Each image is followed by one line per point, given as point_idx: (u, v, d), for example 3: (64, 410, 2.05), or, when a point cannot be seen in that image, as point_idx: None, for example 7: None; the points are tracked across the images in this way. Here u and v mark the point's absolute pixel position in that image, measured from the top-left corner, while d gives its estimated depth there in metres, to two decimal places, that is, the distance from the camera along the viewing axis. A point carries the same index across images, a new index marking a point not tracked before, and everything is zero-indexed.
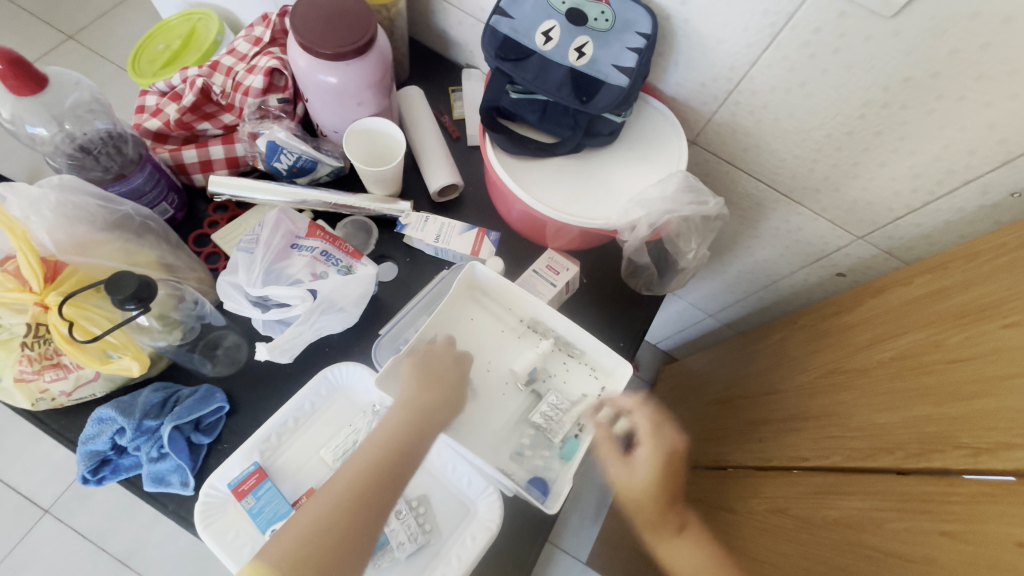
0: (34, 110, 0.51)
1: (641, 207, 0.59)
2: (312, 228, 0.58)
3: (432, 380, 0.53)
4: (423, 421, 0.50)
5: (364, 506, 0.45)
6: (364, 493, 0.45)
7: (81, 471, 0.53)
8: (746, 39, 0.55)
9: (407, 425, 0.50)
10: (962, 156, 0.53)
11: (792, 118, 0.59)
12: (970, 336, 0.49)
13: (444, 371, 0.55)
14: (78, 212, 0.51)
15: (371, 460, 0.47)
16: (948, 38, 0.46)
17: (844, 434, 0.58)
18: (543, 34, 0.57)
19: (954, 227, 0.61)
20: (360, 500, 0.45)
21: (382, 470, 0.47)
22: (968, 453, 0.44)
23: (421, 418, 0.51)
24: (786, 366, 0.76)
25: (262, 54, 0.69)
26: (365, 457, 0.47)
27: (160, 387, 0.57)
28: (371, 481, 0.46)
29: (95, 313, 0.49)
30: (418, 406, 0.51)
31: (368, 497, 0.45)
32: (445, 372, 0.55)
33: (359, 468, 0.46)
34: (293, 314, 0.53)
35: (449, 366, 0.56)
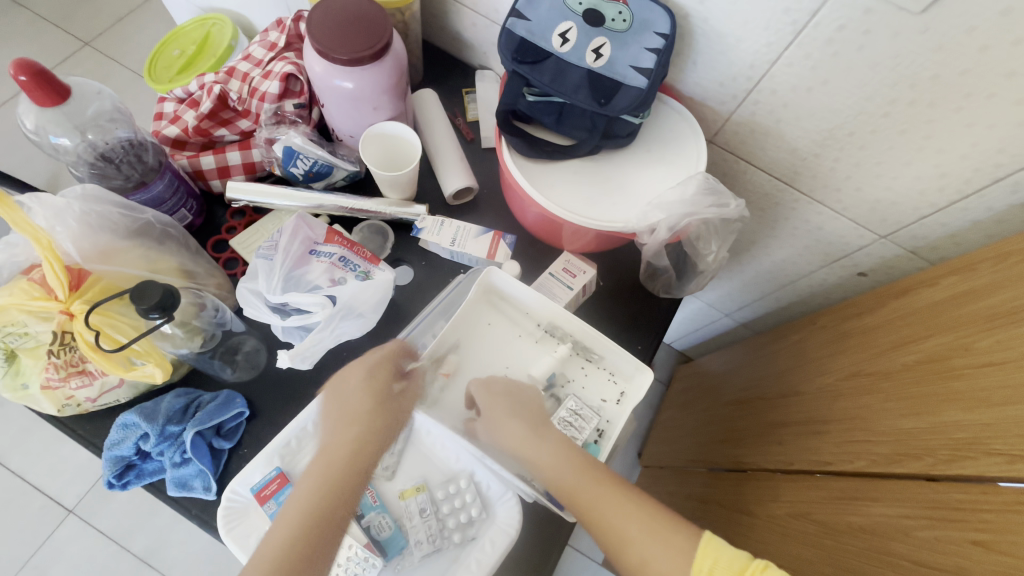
0: (57, 120, 0.52)
1: (661, 210, 0.58)
2: (331, 234, 0.58)
3: (360, 415, 0.53)
4: (353, 459, 0.51)
5: (319, 538, 0.46)
6: (321, 521, 0.47)
7: (107, 475, 0.54)
8: (766, 38, 0.54)
9: (339, 465, 0.50)
10: (991, 154, 0.52)
11: (814, 117, 0.58)
12: (1001, 340, 0.48)
13: (373, 402, 0.54)
14: (101, 221, 0.52)
15: (321, 486, 0.48)
16: (979, 35, 0.45)
17: (868, 439, 0.57)
18: (560, 35, 0.56)
19: (981, 226, 0.59)
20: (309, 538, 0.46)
21: (329, 498, 0.48)
22: (1002, 460, 0.43)
23: (350, 458, 0.51)
24: (806, 368, 0.74)
25: (278, 59, 0.69)
26: (310, 483, 0.49)
27: (182, 393, 0.58)
28: (320, 508, 0.47)
29: (120, 321, 0.50)
30: (347, 445, 0.51)
31: (314, 526, 0.46)
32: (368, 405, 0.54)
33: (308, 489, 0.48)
34: (313, 321, 0.54)
35: (378, 398, 0.55)
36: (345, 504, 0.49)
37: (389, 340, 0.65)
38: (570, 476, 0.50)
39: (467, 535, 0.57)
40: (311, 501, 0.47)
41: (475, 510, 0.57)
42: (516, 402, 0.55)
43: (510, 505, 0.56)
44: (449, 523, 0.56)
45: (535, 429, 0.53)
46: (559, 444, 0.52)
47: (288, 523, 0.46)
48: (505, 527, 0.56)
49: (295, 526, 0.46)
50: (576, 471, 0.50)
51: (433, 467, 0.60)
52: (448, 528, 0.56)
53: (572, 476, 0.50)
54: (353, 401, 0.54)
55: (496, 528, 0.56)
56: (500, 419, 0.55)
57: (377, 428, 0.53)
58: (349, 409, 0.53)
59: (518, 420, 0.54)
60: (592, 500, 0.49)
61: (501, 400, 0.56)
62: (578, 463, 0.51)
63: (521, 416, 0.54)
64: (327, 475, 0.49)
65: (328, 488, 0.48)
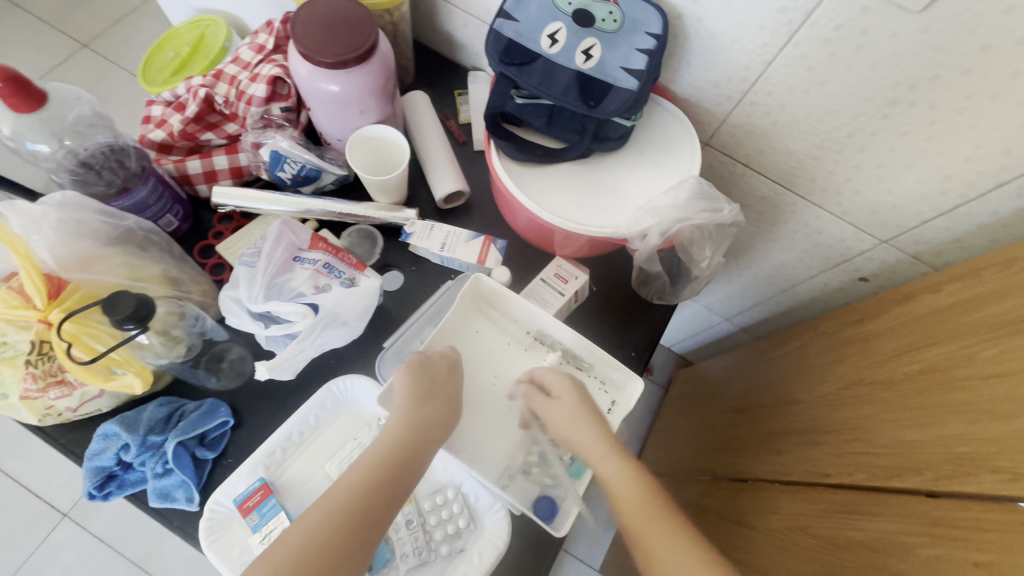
0: (34, 127, 0.51)
1: (652, 215, 0.57)
2: (315, 240, 0.57)
3: (435, 394, 0.51)
4: (421, 437, 0.48)
5: (372, 517, 0.43)
6: (375, 496, 0.44)
7: (87, 487, 0.53)
8: (762, 38, 0.52)
9: (404, 441, 0.48)
10: (995, 157, 0.50)
11: (812, 118, 0.57)
12: (1006, 351, 0.46)
13: (446, 386, 0.52)
14: (81, 228, 0.51)
15: (385, 459, 0.46)
16: (982, 34, 0.43)
17: (869, 451, 0.55)
18: (549, 36, 0.55)
19: (986, 231, 0.57)
20: (359, 516, 0.43)
21: (389, 475, 0.46)
22: (1006, 477, 0.41)
23: (415, 436, 0.48)
24: (806, 375, 0.72)
25: (265, 61, 0.68)
26: (372, 458, 0.46)
27: (165, 402, 0.57)
28: (377, 488, 0.45)
29: (98, 330, 0.49)
30: (416, 422, 0.49)
31: (370, 502, 0.44)
32: (444, 387, 0.52)
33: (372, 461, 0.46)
34: (294, 330, 0.52)
35: (450, 382, 0.53)
36: (402, 481, 0.46)
37: (376, 347, 0.64)
38: (637, 510, 0.46)
39: (455, 546, 0.55)
40: (370, 474, 0.45)
41: (463, 521, 0.56)
42: (589, 407, 0.52)
43: (498, 516, 0.55)
44: (440, 532, 0.55)
45: (607, 446, 0.50)
46: (635, 473, 0.48)
47: (345, 494, 0.44)
48: (493, 539, 0.55)
49: (351, 497, 0.43)
50: (645, 506, 0.46)
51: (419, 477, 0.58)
52: (435, 540, 0.55)
53: (640, 511, 0.46)
54: (431, 379, 0.52)
55: (484, 540, 0.55)
56: (572, 421, 0.52)
57: (445, 412, 0.51)
58: (424, 385, 0.51)
59: (597, 431, 0.51)
60: (654, 541, 0.44)
61: (571, 397, 0.53)
62: (651, 501, 0.47)
63: (592, 421, 0.52)
64: (390, 455, 0.47)
65: (389, 461, 0.46)
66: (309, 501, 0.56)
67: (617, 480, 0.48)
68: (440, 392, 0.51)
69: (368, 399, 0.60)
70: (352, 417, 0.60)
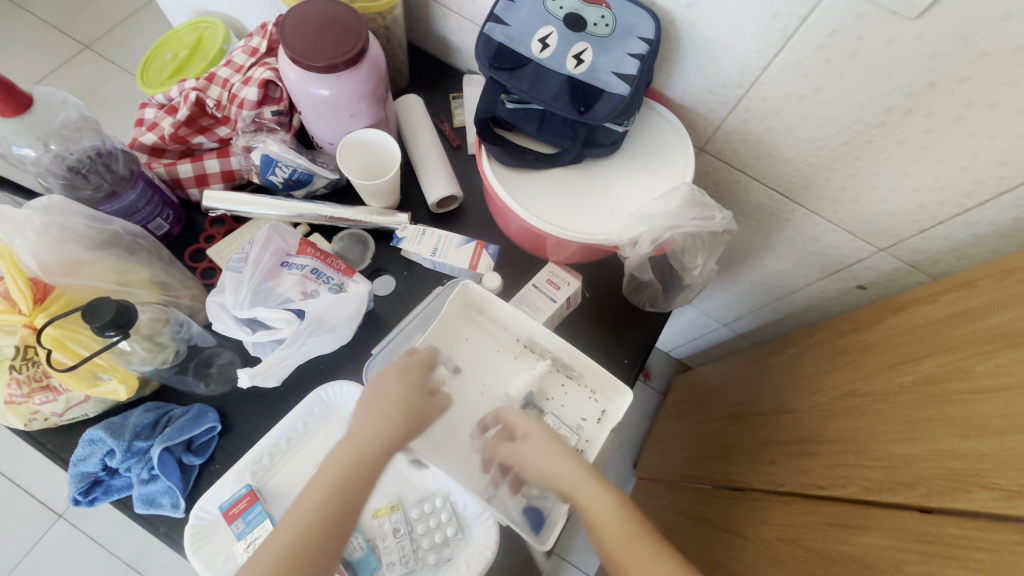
0: (20, 131, 0.50)
1: (643, 223, 0.56)
2: (303, 245, 0.57)
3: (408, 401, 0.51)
4: (366, 446, 0.48)
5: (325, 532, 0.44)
6: (332, 516, 0.44)
7: (72, 493, 0.53)
8: (756, 44, 0.51)
9: (359, 450, 0.48)
10: (993, 167, 0.49)
11: (807, 125, 0.56)
12: (1001, 364, 0.45)
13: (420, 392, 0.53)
14: (66, 233, 0.51)
15: (341, 474, 0.46)
16: (978, 41, 0.42)
17: (862, 463, 0.55)
18: (540, 41, 0.54)
19: (984, 241, 0.56)
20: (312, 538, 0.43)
21: (342, 493, 0.45)
22: (999, 495, 0.40)
23: (363, 451, 0.48)
24: (801, 384, 0.72)
25: (258, 65, 0.68)
26: (333, 471, 0.46)
27: (151, 408, 0.56)
28: (330, 505, 0.45)
29: (83, 335, 0.48)
30: (356, 441, 0.48)
31: (317, 523, 0.44)
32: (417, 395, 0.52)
33: (330, 477, 0.46)
34: (279, 337, 0.52)
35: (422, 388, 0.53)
36: (360, 492, 0.46)
37: (366, 353, 0.64)
38: (619, 540, 0.46)
39: (442, 555, 0.54)
40: (326, 491, 0.45)
41: (451, 530, 0.55)
42: (555, 441, 0.52)
43: (486, 525, 0.55)
44: (427, 540, 0.54)
45: (586, 473, 0.49)
46: (618, 504, 0.48)
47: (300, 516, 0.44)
48: (481, 548, 0.54)
49: (301, 521, 0.43)
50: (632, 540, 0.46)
51: (408, 484, 0.57)
52: (423, 548, 0.54)
53: (626, 546, 0.46)
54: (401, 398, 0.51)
55: (471, 550, 0.54)
56: (544, 457, 0.51)
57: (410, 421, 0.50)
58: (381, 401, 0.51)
59: (573, 463, 0.50)
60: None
61: (539, 433, 0.52)
62: (632, 532, 0.47)
63: (562, 453, 0.51)
64: (348, 467, 0.47)
65: (345, 476, 0.46)
66: None
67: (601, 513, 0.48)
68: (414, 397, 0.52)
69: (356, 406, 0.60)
70: (340, 423, 0.60)
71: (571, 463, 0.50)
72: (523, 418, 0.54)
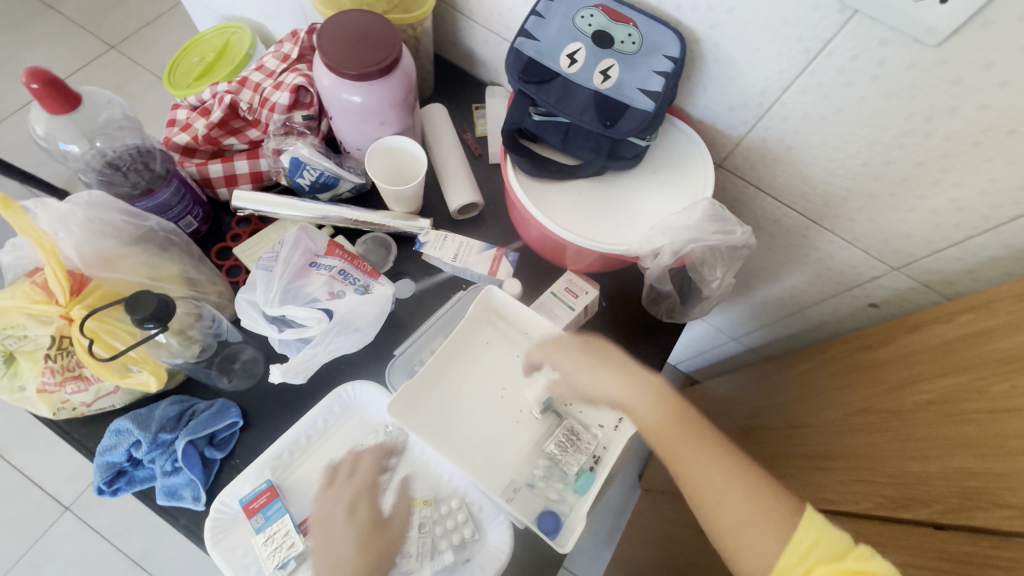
0: (66, 128, 0.53)
1: (665, 235, 0.57)
2: (332, 246, 0.58)
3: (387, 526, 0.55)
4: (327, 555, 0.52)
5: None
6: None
7: (97, 482, 0.54)
8: (779, 65, 0.53)
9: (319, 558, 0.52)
10: (1009, 191, 0.50)
11: (826, 145, 0.57)
12: (1016, 385, 0.46)
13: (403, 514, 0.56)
14: (105, 228, 0.52)
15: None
16: (998, 70, 0.43)
17: (875, 480, 0.56)
18: (568, 56, 0.56)
19: (999, 263, 0.57)
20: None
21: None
22: (1014, 513, 0.41)
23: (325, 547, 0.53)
24: (814, 400, 0.72)
25: (289, 70, 0.70)
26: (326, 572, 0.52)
27: (177, 401, 0.58)
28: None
29: (117, 328, 0.50)
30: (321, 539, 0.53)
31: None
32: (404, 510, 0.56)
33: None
34: (308, 335, 0.54)
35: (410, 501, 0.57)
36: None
37: (386, 355, 0.65)
38: (666, 433, 0.53)
39: (461, 556, 0.55)
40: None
41: (467, 531, 0.55)
42: (595, 363, 0.56)
43: (502, 528, 0.55)
44: (445, 542, 0.55)
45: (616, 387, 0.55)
46: (662, 408, 0.54)
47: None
48: (496, 551, 0.55)
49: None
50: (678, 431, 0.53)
51: (426, 484, 0.58)
52: (439, 549, 0.54)
53: (672, 434, 0.53)
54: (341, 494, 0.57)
55: (486, 552, 0.55)
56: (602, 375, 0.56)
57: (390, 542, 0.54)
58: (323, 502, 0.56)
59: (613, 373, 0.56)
60: (685, 455, 0.52)
61: (581, 349, 0.57)
62: (677, 426, 0.54)
63: (586, 353, 0.56)
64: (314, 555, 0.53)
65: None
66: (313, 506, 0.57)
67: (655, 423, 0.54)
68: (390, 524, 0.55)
69: (376, 406, 0.61)
70: (360, 422, 0.61)
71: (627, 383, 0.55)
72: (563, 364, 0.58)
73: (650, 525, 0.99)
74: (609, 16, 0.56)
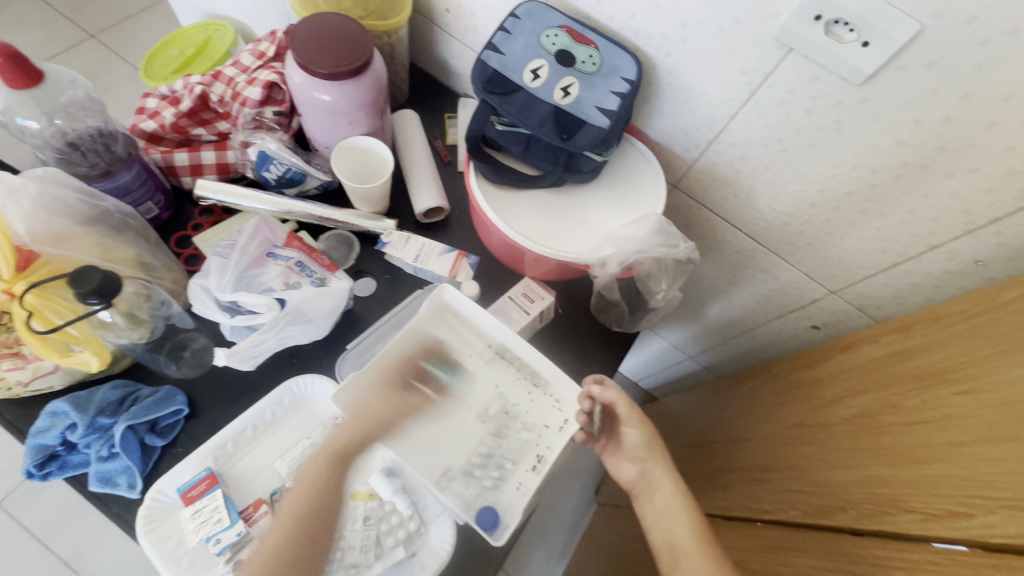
0: (27, 104, 0.53)
1: (612, 245, 0.60)
2: (290, 239, 0.60)
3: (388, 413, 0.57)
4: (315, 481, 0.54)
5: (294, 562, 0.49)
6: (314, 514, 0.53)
7: (26, 465, 0.52)
8: (726, 94, 0.57)
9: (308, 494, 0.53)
10: (927, 223, 0.55)
11: (769, 171, 0.61)
12: (927, 400, 0.48)
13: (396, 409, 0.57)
14: (57, 205, 0.52)
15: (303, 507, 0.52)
16: (912, 109, 0.48)
17: (803, 489, 0.58)
18: (531, 71, 0.59)
19: (922, 290, 0.62)
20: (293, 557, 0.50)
21: (314, 503, 0.53)
22: (918, 518, 0.44)
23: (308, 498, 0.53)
24: (755, 415, 0.75)
25: (264, 67, 0.71)
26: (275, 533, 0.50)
27: (119, 385, 0.57)
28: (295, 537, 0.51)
29: (61, 306, 0.49)
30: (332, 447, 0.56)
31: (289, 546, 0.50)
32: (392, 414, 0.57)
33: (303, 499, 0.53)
34: (257, 322, 0.55)
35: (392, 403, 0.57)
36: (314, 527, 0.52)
37: (338, 348, 0.65)
38: (677, 513, 0.53)
39: (408, 549, 0.55)
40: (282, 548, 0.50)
41: (412, 525, 0.55)
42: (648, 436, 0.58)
43: (445, 528, 0.56)
44: (390, 537, 0.55)
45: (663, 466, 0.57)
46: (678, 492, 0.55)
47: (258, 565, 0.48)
48: (437, 548, 0.55)
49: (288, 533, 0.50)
50: (693, 515, 0.53)
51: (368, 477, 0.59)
52: (387, 546, 0.54)
53: (684, 513, 0.53)
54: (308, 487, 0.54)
55: (427, 550, 0.55)
56: (637, 449, 0.59)
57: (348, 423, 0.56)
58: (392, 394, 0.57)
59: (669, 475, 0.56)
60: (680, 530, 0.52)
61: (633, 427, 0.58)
62: (688, 512, 0.53)
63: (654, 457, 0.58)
64: (310, 497, 0.53)
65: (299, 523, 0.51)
66: (252, 496, 0.56)
67: (684, 539, 0.51)
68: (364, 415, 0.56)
69: (327, 399, 0.61)
70: (309, 416, 0.61)
71: (659, 471, 0.57)
72: (626, 409, 0.57)
73: (602, 537, 1.00)
74: (572, 37, 0.59)
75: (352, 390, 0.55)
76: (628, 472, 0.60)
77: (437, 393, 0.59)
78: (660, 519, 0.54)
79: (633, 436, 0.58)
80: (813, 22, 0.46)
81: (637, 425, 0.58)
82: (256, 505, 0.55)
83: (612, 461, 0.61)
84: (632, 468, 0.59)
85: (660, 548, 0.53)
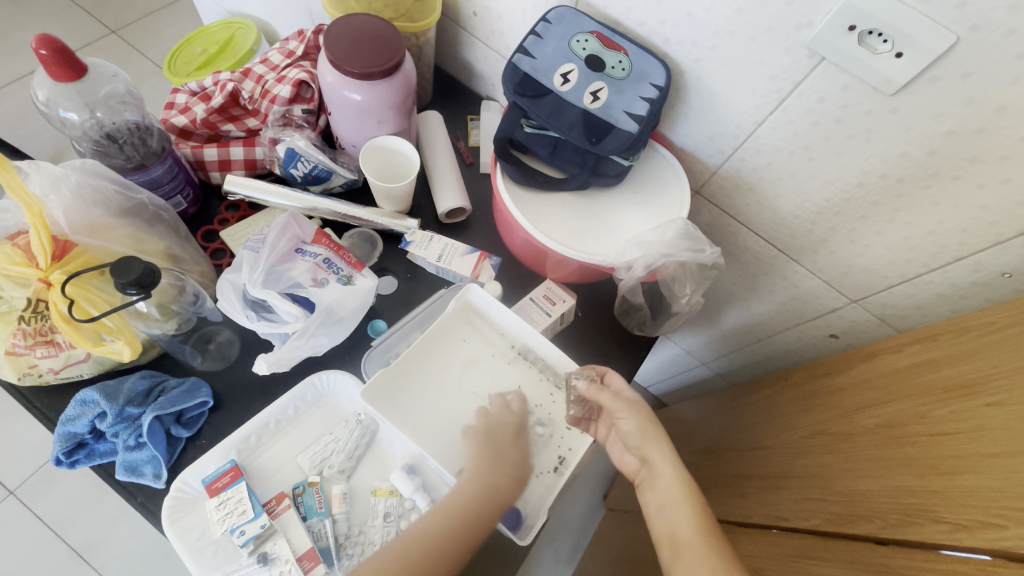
0: (69, 96, 0.54)
1: (639, 248, 0.61)
2: (319, 236, 0.60)
3: (503, 456, 0.55)
4: (490, 506, 0.52)
5: None
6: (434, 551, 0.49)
7: (55, 452, 0.53)
8: (754, 101, 0.57)
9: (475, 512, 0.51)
10: (955, 233, 0.55)
11: (794, 179, 0.61)
12: (955, 411, 0.48)
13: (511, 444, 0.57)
14: (95, 196, 0.53)
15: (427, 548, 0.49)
16: (945, 120, 0.48)
17: (825, 497, 0.58)
18: (562, 75, 0.60)
19: (946, 300, 0.62)
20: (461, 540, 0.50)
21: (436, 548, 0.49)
22: (946, 528, 0.44)
23: (488, 500, 0.52)
24: (773, 423, 0.74)
25: (293, 66, 0.72)
26: (432, 526, 0.50)
27: (147, 375, 0.57)
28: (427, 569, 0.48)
29: (96, 296, 0.50)
30: (489, 485, 0.53)
31: None
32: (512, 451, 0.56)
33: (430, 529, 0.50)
34: (282, 331, 0.56)
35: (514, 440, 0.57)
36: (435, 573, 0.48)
37: (362, 345, 0.66)
38: (675, 495, 0.51)
39: None
40: (451, 525, 0.50)
41: None
42: (650, 422, 0.55)
43: None
44: None
45: (662, 449, 0.54)
46: (678, 479, 0.52)
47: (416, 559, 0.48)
48: None
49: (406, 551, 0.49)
50: (693, 500, 0.51)
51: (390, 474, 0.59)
52: None
53: (681, 499, 0.51)
54: (494, 441, 0.56)
55: None
56: (633, 437, 0.56)
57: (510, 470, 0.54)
58: (491, 446, 0.56)
59: (670, 462, 0.53)
60: (674, 517, 0.50)
61: (635, 414, 0.55)
62: (689, 497, 0.51)
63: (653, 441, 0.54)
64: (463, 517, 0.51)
65: (468, 517, 0.51)
66: (275, 489, 0.56)
67: (686, 533, 0.49)
68: (506, 455, 0.55)
69: (349, 396, 0.61)
70: (331, 412, 0.61)
71: (658, 458, 0.54)
72: (611, 398, 0.55)
73: (612, 542, 0.99)
74: (602, 42, 0.60)
75: (377, 385, 0.56)
76: (630, 461, 0.57)
77: (465, 393, 0.60)
78: (661, 508, 0.52)
79: (625, 423, 0.56)
80: (847, 32, 0.47)
81: (630, 412, 0.55)
82: (279, 498, 0.55)
83: (615, 450, 0.59)
84: (632, 457, 0.56)
85: (662, 541, 0.50)
